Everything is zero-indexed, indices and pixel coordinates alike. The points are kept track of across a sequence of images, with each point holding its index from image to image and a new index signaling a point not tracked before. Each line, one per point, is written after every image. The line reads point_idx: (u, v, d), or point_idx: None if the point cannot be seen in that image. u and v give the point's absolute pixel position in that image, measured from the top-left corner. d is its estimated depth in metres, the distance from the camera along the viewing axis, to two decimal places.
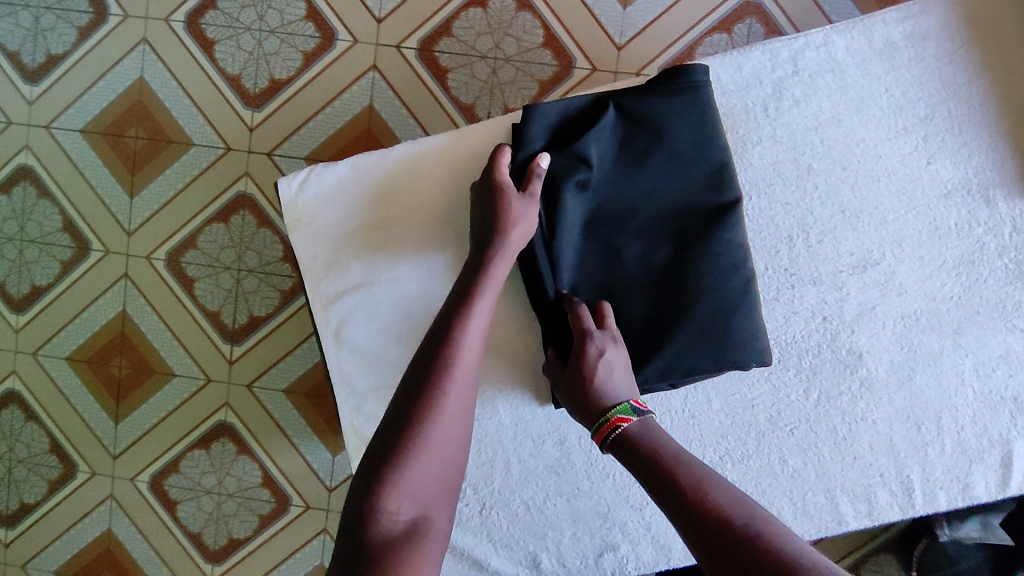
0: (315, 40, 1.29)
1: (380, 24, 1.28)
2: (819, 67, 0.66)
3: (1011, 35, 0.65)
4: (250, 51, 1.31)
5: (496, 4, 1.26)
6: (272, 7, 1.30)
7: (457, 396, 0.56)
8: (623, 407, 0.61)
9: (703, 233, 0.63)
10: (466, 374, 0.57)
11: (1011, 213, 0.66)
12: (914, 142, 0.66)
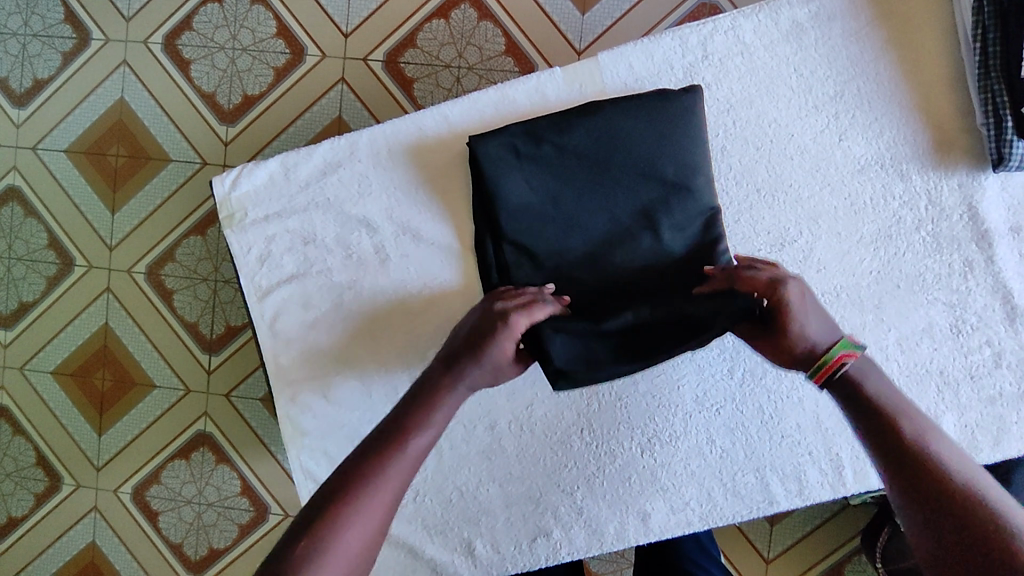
0: (285, 56, 1.34)
1: (346, 38, 1.32)
2: (727, 50, 0.67)
3: (919, 13, 0.66)
4: (224, 69, 1.35)
5: (458, 15, 1.29)
6: (244, 26, 1.35)
7: (399, 475, 0.53)
8: (842, 344, 0.56)
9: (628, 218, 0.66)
10: (403, 471, 0.53)
11: (926, 186, 0.66)
12: (825, 120, 0.67)
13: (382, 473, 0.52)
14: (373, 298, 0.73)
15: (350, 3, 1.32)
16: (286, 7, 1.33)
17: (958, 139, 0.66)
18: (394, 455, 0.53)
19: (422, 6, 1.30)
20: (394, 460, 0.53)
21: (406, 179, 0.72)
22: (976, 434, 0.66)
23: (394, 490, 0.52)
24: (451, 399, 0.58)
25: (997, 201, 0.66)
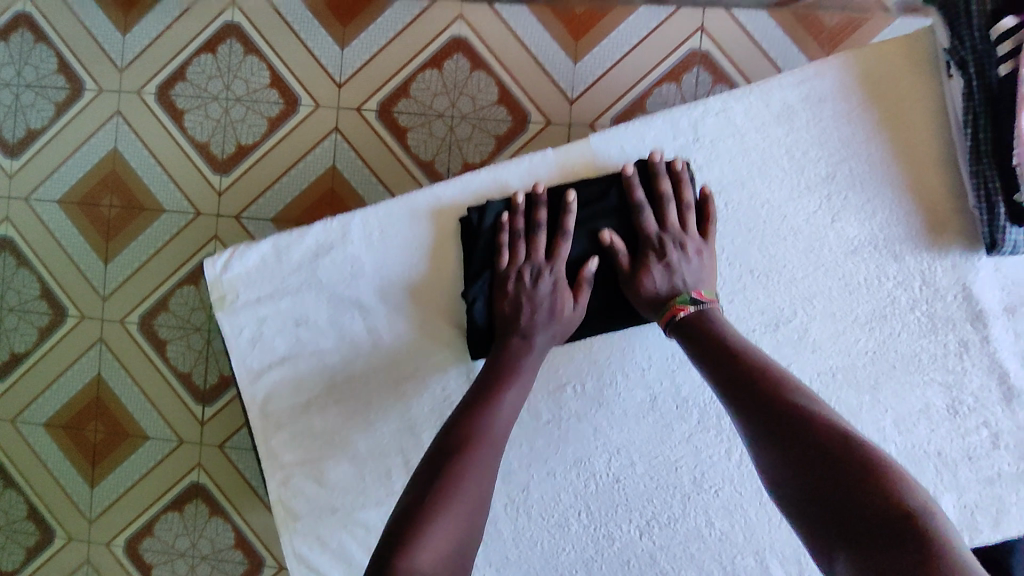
0: (279, 106, 1.34)
1: (340, 88, 1.33)
2: (718, 132, 0.68)
3: (910, 94, 0.66)
4: (218, 119, 1.36)
5: (451, 66, 1.30)
6: (237, 76, 1.35)
7: (486, 462, 0.58)
8: (682, 297, 0.63)
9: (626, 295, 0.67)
10: (490, 452, 0.59)
11: (920, 267, 0.66)
12: (818, 201, 0.67)
13: (476, 446, 0.58)
14: (367, 379, 0.72)
15: (344, 54, 1.32)
16: (279, 57, 1.34)
17: (951, 220, 0.66)
18: (481, 434, 0.59)
19: (415, 56, 1.31)
20: (483, 439, 0.59)
21: (410, 263, 0.72)
22: (975, 515, 0.65)
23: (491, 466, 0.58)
24: (521, 382, 0.64)
25: (991, 281, 0.66)
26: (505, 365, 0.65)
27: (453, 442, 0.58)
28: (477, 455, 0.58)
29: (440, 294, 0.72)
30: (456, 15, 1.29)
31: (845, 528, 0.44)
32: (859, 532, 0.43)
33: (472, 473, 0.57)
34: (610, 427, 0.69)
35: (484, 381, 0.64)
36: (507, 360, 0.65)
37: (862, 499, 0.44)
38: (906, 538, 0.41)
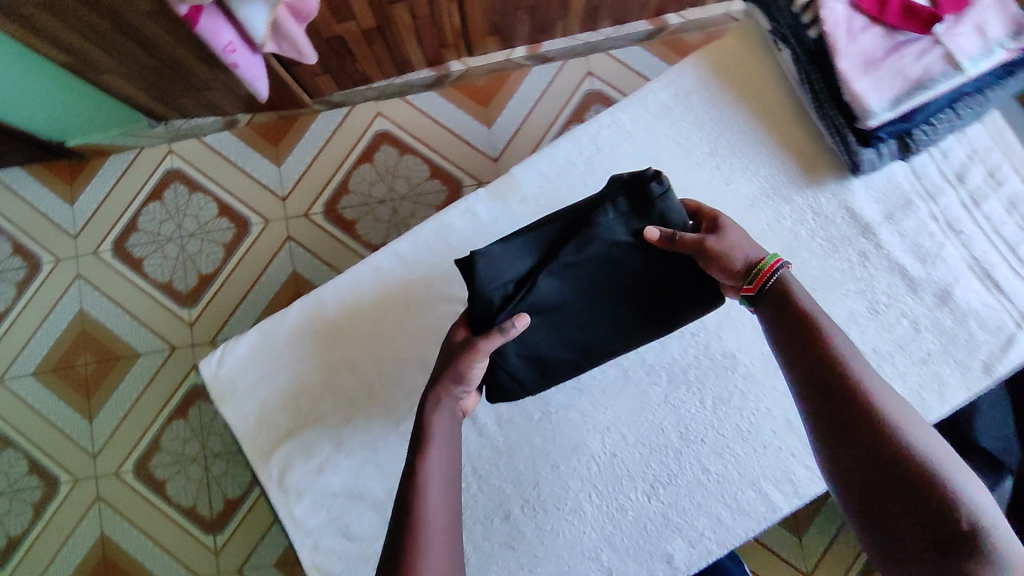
0: (231, 231, 1.44)
1: (285, 200, 1.44)
2: (614, 139, 0.82)
3: (756, 72, 0.82)
4: (176, 257, 1.44)
5: (380, 156, 1.44)
6: (187, 214, 1.45)
7: (439, 525, 0.55)
8: (773, 259, 0.64)
9: (636, 305, 0.70)
10: (438, 518, 0.56)
11: (808, 202, 0.79)
12: (710, 172, 0.81)
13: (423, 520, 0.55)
14: (368, 429, 0.78)
15: (281, 169, 1.45)
16: (222, 188, 1.45)
17: (821, 159, 0.79)
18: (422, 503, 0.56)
19: (348, 156, 1.44)
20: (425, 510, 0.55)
21: (385, 314, 0.80)
22: (923, 394, 0.73)
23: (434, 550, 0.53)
24: (439, 443, 0.61)
25: (866, 198, 0.78)
26: (422, 432, 0.62)
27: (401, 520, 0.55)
28: (425, 527, 0.54)
29: (377, 342, 0.79)
30: (376, 113, 1.45)
31: (887, 513, 0.48)
32: (901, 524, 0.47)
33: (423, 563, 0.52)
34: (594, 408, 0.76)
35: (408, 459, 0.60)
36: (425, 422, 0.62)
37: (917, 506, 0.46)
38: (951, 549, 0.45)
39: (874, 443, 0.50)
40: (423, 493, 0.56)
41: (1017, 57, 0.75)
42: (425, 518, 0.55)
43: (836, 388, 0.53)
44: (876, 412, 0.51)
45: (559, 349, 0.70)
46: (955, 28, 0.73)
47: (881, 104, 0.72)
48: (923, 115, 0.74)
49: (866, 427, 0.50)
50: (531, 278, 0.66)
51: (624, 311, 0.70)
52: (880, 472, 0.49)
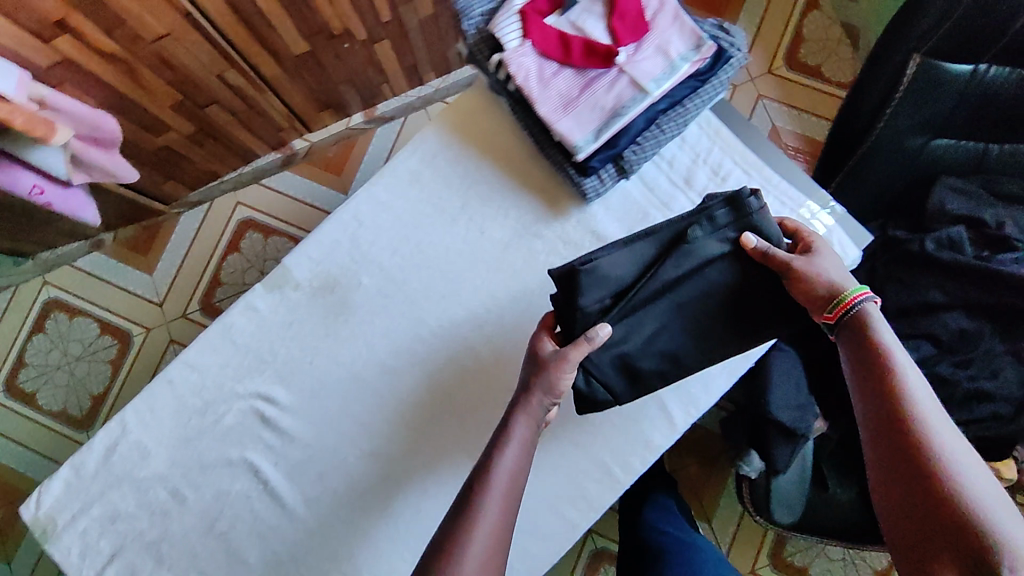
0: (115, 346, 1.60)
1: (162, 305, 1.61)
2: (373, 211, 0.87)
3: (490, 123, 0.87)
4: (67, 383, 1.58)
5: (246, 244, 1.62)
6: (71, 339, 1.60)
7: (500, 502, 0.67)
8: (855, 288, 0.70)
9: (734, 332, 0.76)
10: (501, 485, 0.68)
11: (556, 234, 0.86)
12: (466, 224, 0.86)
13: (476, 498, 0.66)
14: (187, 536, 0.82)
15: (153, 277, 1.62)
16: (101, 306, 1.61)
17: (561, 191, 0.86)
18: (477, 500, 0.66)
19: (215, 250, 1.62)
20: (479, 504, 0.66)
21: (189, 422, 0.84)
22: (688, 388, 0.83)
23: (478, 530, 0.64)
24: (517, 437, 0.71)
25: (607, 219, 0.85)
26: (503, 420, 0.72)
27: (464, 492, 0.68)
28: (487, 492, 0.67)
29: (187, 450, 0.84)
30: (234, 204, 1.63)
31: (925, 542, 0.57)
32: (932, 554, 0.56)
33: (462, 565, 0.62)
34: (394, 470, 0.83)
35: (494, 435, 0.71)
36: (509, 416, 0.72)
37: (953, 536, 0.55)
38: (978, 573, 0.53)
39: (919, 486, 0.58)
40: (489, 475, 0.68)
41: (703, 66, 0.81)
42: (489, 485, 0.67)
43: (891, 439, 0.62)
44: (926, 455, 0.59)
45: (649, 358, 0.75)
46: (636, 54, 0.78)
47: (585, 136, 0.78)
48: (628, 137, 0.79)
49: (916, 474, 0.59)
50: (631, 288, 0.72)
51: (709, 329, 0.75)
52: (918, 513, 0.58)
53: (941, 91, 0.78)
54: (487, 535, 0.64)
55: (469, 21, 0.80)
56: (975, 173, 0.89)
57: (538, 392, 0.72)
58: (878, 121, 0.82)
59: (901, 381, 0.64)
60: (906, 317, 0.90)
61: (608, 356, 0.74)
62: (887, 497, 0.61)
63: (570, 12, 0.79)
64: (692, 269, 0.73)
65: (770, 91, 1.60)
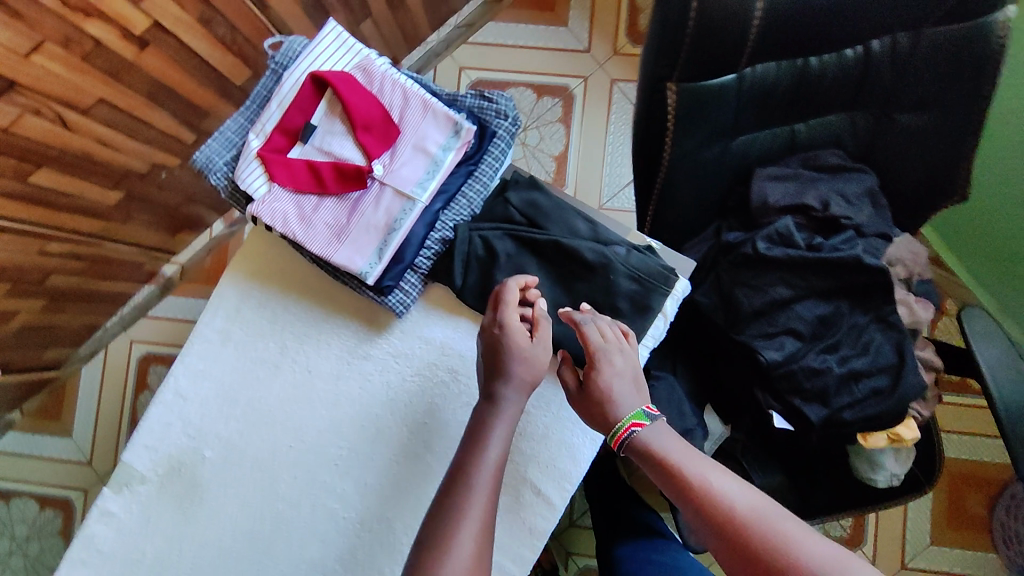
0: (59, 516, 1.57)
1: (91, 463, 1.59)
2: (195, 382, 0.84)
3: (284, 260, 0.85)
4: (23, 566, 1.55)
5: (154, 377, 1.60)
6: (15, 522, 1.57)
7: (490, 494, 0.65)
8: (636, 414, 0.69)
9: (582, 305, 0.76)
10: (492, 478, 0.65)
11: (384, 350, 0.82)
12: (291, 368, 0.83)
13: (466, 488, 0.64)
14: None
15: (75, 438, 1.60)
16: (33, 481, 1.59)
17: (374, 308, 0.83)
18: (467, 481, 0.64)
19: (125, 392, 1.60)
20: (470, 486, 0.64)
21: None
22: (559, 465, 0.79)
23: (464, 533, 0.61)
24: (508, 419, 0.68)
25: (431, 325, 0.82)
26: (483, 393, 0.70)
27: (445, 482, 0.65)
28: (478, 483, 0.64)
29: None
30: (129, 343, 1.61)
31: None
32: None
33: (448, 559, 0.60)
34: None
35: (474, 422, 0.69)
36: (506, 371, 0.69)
37: None
38: None
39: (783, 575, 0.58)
40: (479, 464, 0.66)
41: (469, 149, 0.79)
42: (479, 478, 0.65)
43: (735, 547, 0.61)
44: (769, 542, 0.59)
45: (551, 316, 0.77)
46: (393, 162, 0.76)
47: (367, 260, 0.74)
48: (413, 248, 0.76)
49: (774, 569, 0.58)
50: (542, 227, 0.77)
51: (565, 289, 0.76)
52: None
53: (710, 109, 0.74)
54: (478, 517, 0.63)
55: (215, 175, 0.77)
56: (790, 154, 0.86)
57: (532, 363, 0.70)
58: (662, 151, 0.78)
59: (705, 481, 0.64)
60: (762, 317, 0.85)
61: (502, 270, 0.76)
62: None
63: (313, 138, 0.76)
64: (601, 266, 0.75)
65: (622, 73, 1.56)
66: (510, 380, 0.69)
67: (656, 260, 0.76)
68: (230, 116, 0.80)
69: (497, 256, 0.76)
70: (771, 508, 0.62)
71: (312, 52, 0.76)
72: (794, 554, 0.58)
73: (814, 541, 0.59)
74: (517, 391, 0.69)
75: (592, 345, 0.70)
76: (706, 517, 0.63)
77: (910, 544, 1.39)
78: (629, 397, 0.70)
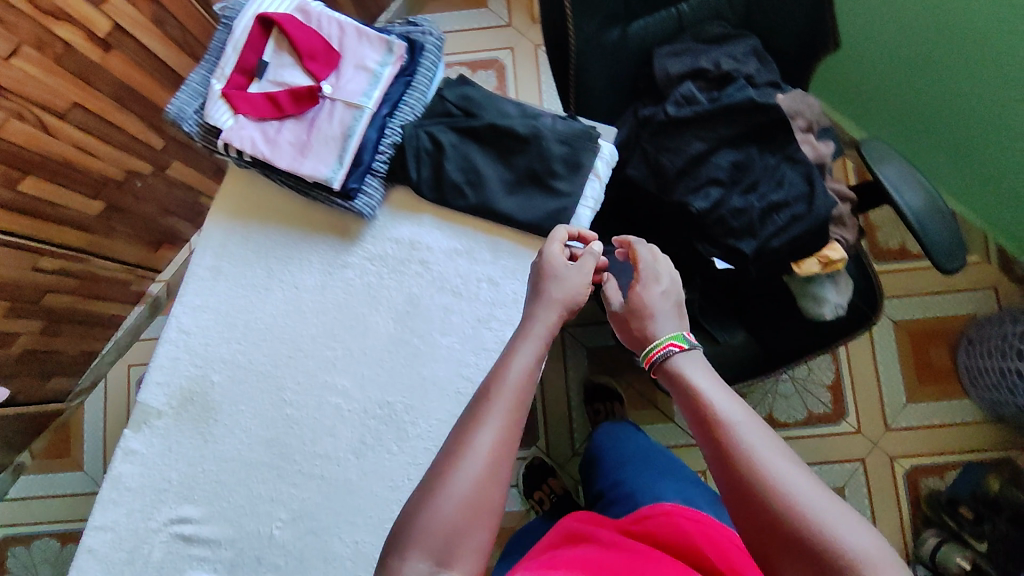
0: None
1: None
2: (194, 317, 0.91)
3: (257, 194, 0.93)
4: None
5: None
6: (37, 563, 1.59)
7: (515, 408, 0.62)
8: (675, 335, 0.71)
9: (524, 175, 0.88)
10: (520, 394, 0.64)
11: (360, 256, 0.91)
12: (280, 287, 0.91)
13: (491, 399, 0.63)
14: None
15: (87, 469, 1.63)
16: (50, 519, 1.61)
17: (345, 220, 0.92)
18: (493, 392, 0.63)
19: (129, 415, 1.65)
20: (496, 396, 0.63)
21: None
22: None
23: (481, 439, 0.60)
24: (536, 344, 0.68)
25: (397, 225, 0.91)
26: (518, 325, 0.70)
27: (475, 400, 0.64)
28: (502, 398, 0.63)
29: None
30: (127, 367, 1.67)
31: (791, 553, 0.54)
32: (796, 563, 0.54)
33: (462, 467, 0.59)
34: (320, 521, 0.85)
35: (507, 348, 0.68)
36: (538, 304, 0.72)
37: (809, 545, 0.53)
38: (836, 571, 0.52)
39: (771, 507, 0.55)
40: (503, 378, 0.64)
41: (404, 63, 0.90)
42: (506, 393, 0.63)
43: (728, 472, 0.59)
44: (762, 471, 0.57)
45: (501, 189, 0.88)
46: (340, 81, 0.86)
47: (330, 167, 0.84)
48: (369, 151, 0.86)
49: (762, 504, 0.56)
50: (478, 117, 0.89)
51: (509, 165, 0.88)
52: (776, 533, 0.55)
53: None
54: (502, 427, 0.61)
55: (188, 123, 0.86)
56: (681, 32, 0.98)
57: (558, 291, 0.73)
58: (567, 38, 0.89)
59: (720, 406, 0.62)
60: (687, 175, 0.96)
61: (451, 157, 0.87)
62: (747, 534, 0.57)
63: (268, 74, 0.87)
64: (534, 138, 0.87)
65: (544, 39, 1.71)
66: (541, 308, 0.72)
67: (580, 125, 0.88)
68: (194, 73, 0.90)
69: (445, 146, 0.87)
70: (777, 443, 0.59)
71: (257, 1, 0.87)
72: (786, 492, 0.55)
73: (813, 491, 0.55)
74: (546, 318, 0.71)
75: (640, 263, 0.78)
76: (709, 442, 0.61)
77: (889, 407, 1.48)
78: (665, 317, 0.74)
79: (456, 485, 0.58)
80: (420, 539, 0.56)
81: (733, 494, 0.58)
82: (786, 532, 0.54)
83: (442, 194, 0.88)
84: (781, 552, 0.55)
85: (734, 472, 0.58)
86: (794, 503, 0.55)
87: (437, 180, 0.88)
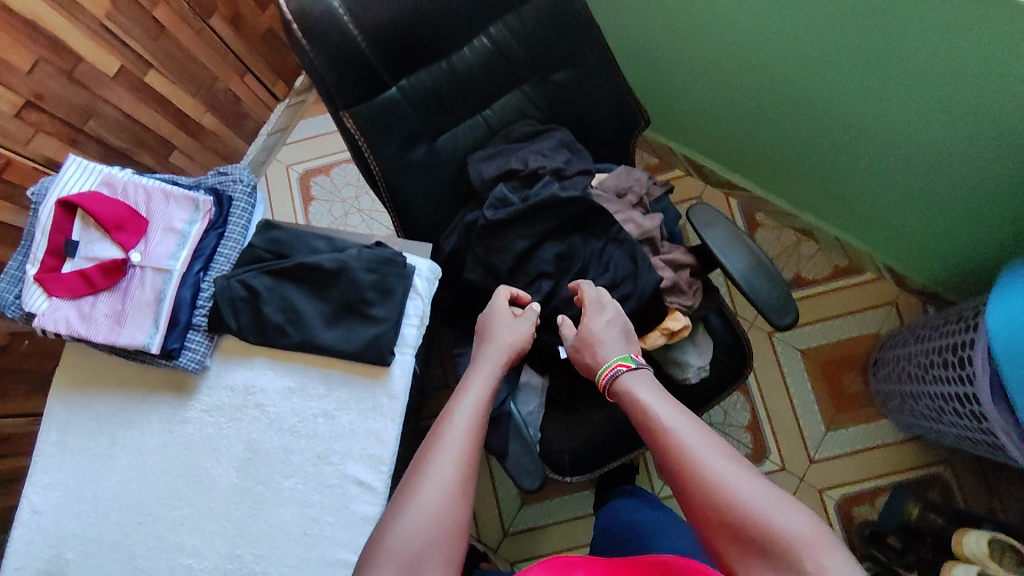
0: None
1: None
2: (45, 498, 0.91)
3: (96, 365, 0.95)
4: None
5: None
6: None
7: (465, 435, 0.79)
8: (624, 357, 0.86)
9: (341, 306, 0.89)
10: (467, 425, 0.80)
11: (198, 409, 0.92)
12: (125, 453, 0.92)
13: (444, 431, 0.79)
14: None
15: None
16: None
17: (182, 376, 0.94)
18: (446, 423, 0.80)
19: None
20: (448, 426, 0.80)
21: None
22: (370, 452, 0.88)
23: (439, 458, 0.76)
24: (478, 387, 0.86)
25: (230, 372, 0.92)
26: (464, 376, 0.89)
27: (432, 432, 0.81)
28: (454, 427, 0.80)
29: None
30: None
31: (725, 531, 0.65)
32: (730, 539, 0.64)
33: (422, 482, 0.74)
34: None
35: (456, 393, 0.86)
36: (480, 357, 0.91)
37: (739, 520, 0.64)
38: (763, 543, 0.62)
39: (706, 492, 0.67)
40: (453, 415, 0.81)
41: (214, 217, 0.93)
42: (456, 424, 0.80)
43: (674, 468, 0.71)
44: (696, 462, 0.69)
45: (322, 324, 0.89)
46: (148, 247, 0.89)
47: (147, 332, 0.85)
48: (184, 308, 0.89)
49: (700, 489, 0.67)
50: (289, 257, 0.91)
51: (325, 297, 0.89)
52: (712, 515, 0.66)
53: (391, 120, 0.88)
54: (455, 451, 0.77)
55: (9, 310, 0.87)
56: (493, 137, 1.01)
57: (494, 338, 0.92)
58: (371, 167, 0.90)
59: (663, 415, 0.76)
60: (516, 273, 0.99)
61: (268, 301, 0.88)
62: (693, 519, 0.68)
63: (79, 251, 0.88)
64: (343, 268, 0.89)
65: None
66: (483, 355, 0.91)
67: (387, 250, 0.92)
68: (10, 259, 0.91)
69: (259, 291, 0.88)
70: (709, 439, 0.72)
71: (59, 184, 0.89)
72: (718, 479, 0.67)
73: (741, 478, 0.67)
74: (487, 364, 0.90)
75: (587, 301, 0.93)
76: (657, 446, 0.74)
77: (810, 437, 1.46)
78: (610, 342, 0.88)
79: (421, 494, 0.73)
80: (393, 539, 0.70)
81: (679, 485, 0.70)
82: (720, 514, 0.65)
83: (265, 337, 0.89)
84: (717, 532, 0.65)
85: (683, 477, 0.69)
86: (727, 483, 0.66)
87: (259, 325, 0.89)
